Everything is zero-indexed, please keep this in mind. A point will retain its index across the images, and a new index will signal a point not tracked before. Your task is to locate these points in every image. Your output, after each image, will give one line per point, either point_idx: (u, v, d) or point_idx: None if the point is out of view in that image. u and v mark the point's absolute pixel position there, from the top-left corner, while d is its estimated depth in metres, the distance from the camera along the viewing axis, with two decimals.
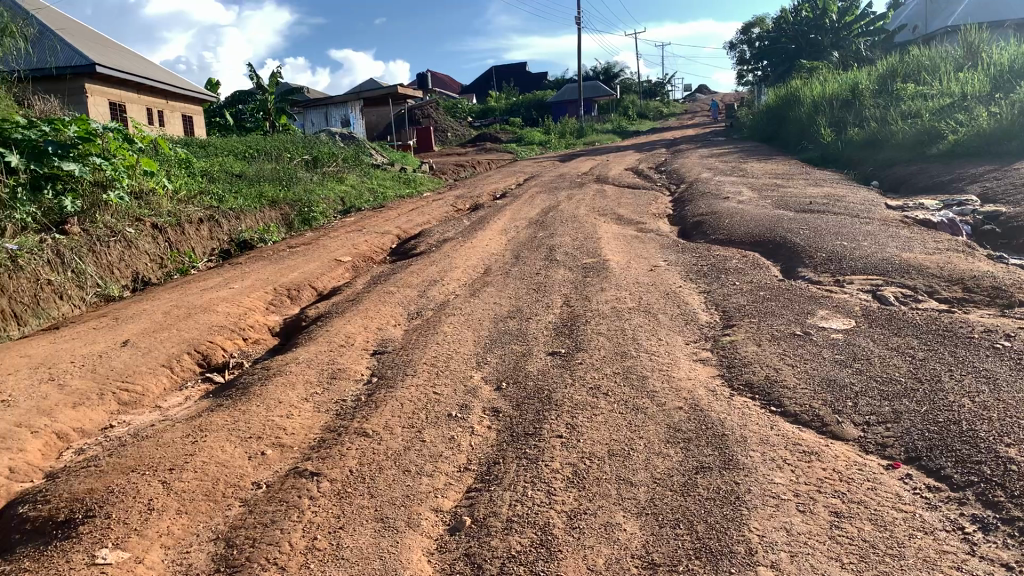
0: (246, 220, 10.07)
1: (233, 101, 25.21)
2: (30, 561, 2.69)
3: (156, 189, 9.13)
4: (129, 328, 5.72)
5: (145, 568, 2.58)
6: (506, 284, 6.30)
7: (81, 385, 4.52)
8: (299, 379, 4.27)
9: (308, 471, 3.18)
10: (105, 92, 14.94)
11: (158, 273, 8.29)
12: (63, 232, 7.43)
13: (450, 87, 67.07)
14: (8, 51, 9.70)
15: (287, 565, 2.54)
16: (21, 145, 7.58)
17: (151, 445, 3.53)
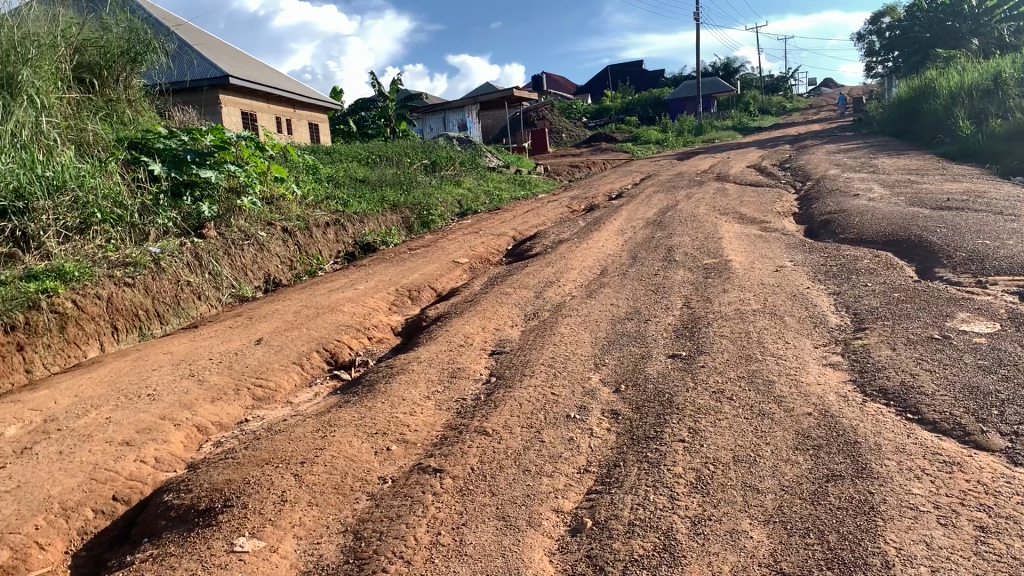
0: (369, 224, 10.36)
1: (356, 108, 26.00)
2: (175, 546, 2.86)
3: (285, 194, 9.55)
4: (263, 326, 5.99)
5: (280, 558, 2.69)
6: (624, 285, 6.25)
7: (219, 381, 4.78)
8: (421, 377, 4.37)
9: (432, 467, 3.25)
10: (237, 103, 15.69)
11: (288, 274, 8.55)
12: (201, 236, 7.89)
13: (566, 87, 67.22)
14: (152, 66, 10.36)
15: (413, 559, 2.61)
16: (163, 154, 8.22)
17: (284, 439, 3.69)
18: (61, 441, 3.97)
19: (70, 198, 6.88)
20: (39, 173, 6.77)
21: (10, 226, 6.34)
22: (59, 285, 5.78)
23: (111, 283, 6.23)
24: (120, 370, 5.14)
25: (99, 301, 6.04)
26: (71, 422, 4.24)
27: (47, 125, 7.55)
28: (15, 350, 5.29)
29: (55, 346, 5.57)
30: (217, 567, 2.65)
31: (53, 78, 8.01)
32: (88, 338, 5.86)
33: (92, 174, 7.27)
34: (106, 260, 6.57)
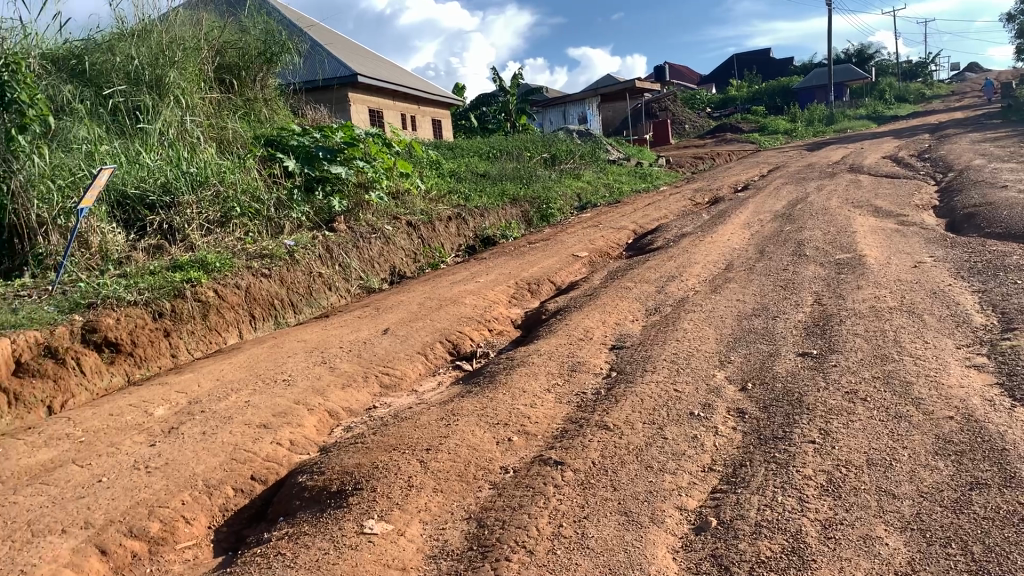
0: (490, 218, 10.48)
1: (477, 104, 26.27)
2: (310, 526, 2.99)
3: (410, 189, 9.79)
4: (389, 317, 6.17)
5: (407, 541, 2.78)
6: (750, 280, 6.10)
7: (349, 368, 4.96)
8: (541, 370, 4.40)
9: (553, 460, 3.27)
10: (364, 101, 16.17)
11: (412, 267, 8.73)
12: (332, 229, 8.17)
13: (689, 78, 65.97)
14: (286, 66, 10.81)
15: (535, 549, 2.64)
16: (297, 151, 8.68)
17: (410, 426, 3.80)
18: (204, 422, 4.22)
19: (211, 193, 7.35)
20: (184, 170, 7.33)
21: (157, 219, 6.89)
22: (202, 275, 6.15)
23: (248, 273, 6.55)
24: (257, 357, 5.40)
25: (238, 291, 6.37)
26: (214, 404, 4.50)
27: (192, 124, 8.09)
28: (163, 336, 5.66)
29: (198, 333, 5.91)
30: (348, 547, 2.75)
31: (197, 79, 8.52)
32: (228, 325, 6.18)
33: (232, 170, 7.72)
34: (244, 252, 6.94)
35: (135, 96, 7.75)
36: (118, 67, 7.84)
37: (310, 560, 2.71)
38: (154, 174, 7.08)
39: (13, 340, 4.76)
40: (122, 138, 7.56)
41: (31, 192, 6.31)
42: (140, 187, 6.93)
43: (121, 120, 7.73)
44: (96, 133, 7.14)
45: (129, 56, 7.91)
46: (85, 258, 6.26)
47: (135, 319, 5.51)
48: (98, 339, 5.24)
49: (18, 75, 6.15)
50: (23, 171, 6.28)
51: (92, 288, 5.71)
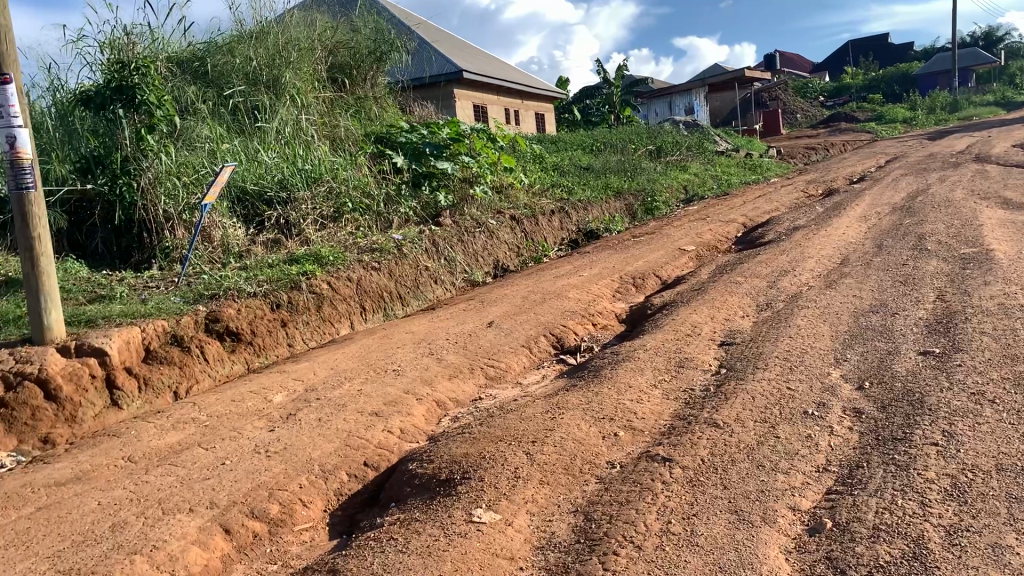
0: (594, 211, 10.43)
1: (581, 97, 26.12)
2: (420, 512, 3.07)
3: (514, 183, 9.86)
4: (494, 310, 6.24)
5: (514, 532, 2.83)
6: (867, 275, 5.87)
7: (456, 360, 5.05)
8: (648, 365, 4.37)
9: (661, 456, 3.24)
10: (469, 96, 16.35)
11: (516, 260, 8.76)
12: (438, 223, 8.30)
13: (801, 66, 63.93)
14: (395, 64, 11.05)
15: (642, 545, 2.63)
16: (405, 147, 8.91)
17: (516, 418, 3.84)
18: (320, 409, 4.38)
19: (325, 189, 7.61)
20: (299, 167, 7.63)
21: (275, 214, 7.19)
22: (316, 268, 6.39)
23: (359, 267, 6.75)
24: (368, 347, 5.55)
25: (350, 284, 6.57)
26: (328, 392, 4.66)
27: (306, 122, 8.38)
28: (280, 326, 5.89)
29: (312, 324, 6.12)
30: (458, 534, 2.81)
31: (311, 79, 8.84)
32: (340, 317, 6.37)
33: (344, 167, 7.98)
34: (355, 246, 7.15)
35: (253, 96, 8.12)
36: (237, 68, 8.26)
37: (421, 545, 2.78)
38: (272, 171, 7.44)
39: (143, 329, 5.10)
40: (242, 136, 7.88)
41: (159, 189, 6.67)
42: (258, 184, 7.30)
43: (241, 119, 8.09)
44: (217, 132, 7.48)
45: (248, 58, 8.35)
46: (208, 252, 6.58)
47: (254, 310, 5.76)
48: (220, 329, 5.50)
49: (147, 79, 6.66)
50: (152, 169, 6.68)
51: (215, 280, 6.01)
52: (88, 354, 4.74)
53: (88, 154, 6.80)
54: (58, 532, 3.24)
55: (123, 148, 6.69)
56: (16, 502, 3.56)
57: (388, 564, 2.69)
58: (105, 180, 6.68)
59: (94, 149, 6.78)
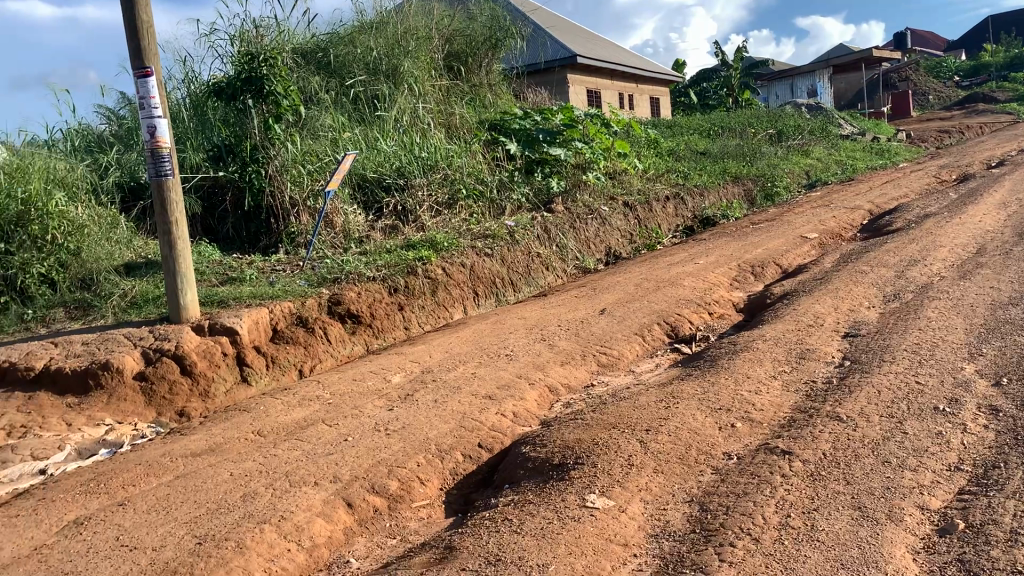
0: (710, 197, 10.21)
1: (698, 80, 25.64)
2: (534, 495, 3.12)
3: (628, 169, 9.77)
4: (607, 297, 6.22)
5: (628, 519, 2.83)
6: (1006, 266, 5.54)
7: (568, 346, 5.07)
8: (767, 356, 4.27)
9: (779, 449, 3.17)
10: (583, 81, 16.26)
11: (629, 247, 8.68)
12: (551, 209, 8.31)
13: (935, 44, 60.60)
14: (510, 50, 11.12)
15: (761, 537, 2.59)
16: (519, 134, 9.00)
17: (630, 406, 3.82)
18: (436, 390, 4.50)
19: (441, 176, 7.73)
20: (416, 154, 7.79)
21: (393, 201, 7.39)
22: (432, 254, 6.52)
23: (473, 253, 6.85)
24: (482, 332, 5.65)
25: (464, 269, 6.68)
26: (443, 374, 4.78)
27: (423, 110, 8.56)
28: (397, 310, 6.05)
29: (427, 308, 6.26)
30: (571, 518, 2.84)
31: (428, 68, 9.02)
32: (454, 302, 6.49)
33: (459, 155, 8.09)
34: (469, 233, 7.26)
35: (373, 85, 8.36)
36: (358, 58, 8.52)
37: (535, 527, 2.83)
38: (390, 159, 7.63)
39: (271, 310, 5.37)
40: (363, 125, 8.11)
41: (285, 176, 6.96)
42: (378, 171, 7.51)
43: (361, 108, 8.34)
44: (339, 121, 7.73)
45: (368, 48, 8.62)
46: (330, 237, 6.83)
47: (373, 293, 5.94)
48: (342, 311, 5.70)
49: (274, 69, 6.89)
50: (279, 157, 6.97)
51: (337, 264, 6.23)
52: (221, 333, 5.04)
53: (220, 143, 7.23)
54: (194, 499, 3.45)
55: (252, 137, 7.04)
56: (157, 470, 3.80)
57: (502, 544, 2.74)
58: (235, 168, 7.05)
59: (225, 139, 7.22)
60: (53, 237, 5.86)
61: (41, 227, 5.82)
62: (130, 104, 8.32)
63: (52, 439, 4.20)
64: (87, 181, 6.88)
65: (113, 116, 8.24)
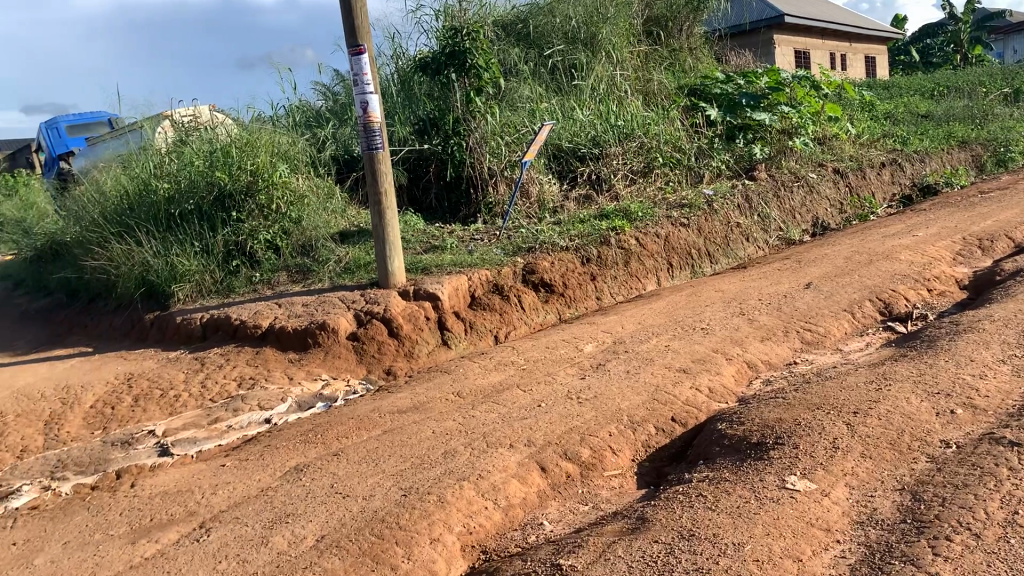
0: (932, 163, 9.41)
1: (921, 36, 23.61)
2: (730, 472, 3.05)
3: (839, 134, 9.21)
4: (813, 270, 5.92)
5: (831, 504, 2.71)
6: None
7: (769, 321, 4.89)
8: (995, 338, 3.90)
9: (1007, 440, 2.90)
10: (791, 42, 15.46)
11: (838, 217, 8.18)
12: (752, 177, 7.97)
13: None
14: (713, 13, 10.77)
15: (982, 534, 2.39)
16: (721, 100, 8.70)
17: (835, 386, 3.63)
18: (628, 361, 4.50)
19: (637, 144, 7.63)
20: (613, 122, 7.73)
21: (587, 170, 7.39)
22: (626, 224, 6.46)
23: (669, 223, 6.74)
24: (677, 304, 5.56)
25: (658, 240, 6.59)
26: (637, 345, 4.76)
27: (621, 78, 8.50)
28: (591, 280, 6.08)
29: (620, 279, 6.23)
30: (770, 499, 2.75)
31: (627, 35, 8.94)
32: (648, 273, 6.42)
33: (656, 122, 7.95)
34: (665, 202, 7.14)
35: (572, 54, 8.40)
36: (558, 27, 8.59)
37: (730, 506, 2.77)
38: (586, 128, 7.62)
39: (469, 277, 5.56)
40: (560, 95, 8.17)
41: (485, 147, 7.14)
42: (574, 141, 7.53)
43: (559, 78, 8.41)
44: (537, 92, 7.83)
45: (567, 17, 8.66)
46: (527, 207, 6.95)
47: (567, 263, 6.01)
48: (536, 280, 5.80)
49: (476, 43, 7.08)
50: (479, 129, 7.17)
51: (532, 234, 6.34)
52: (424, 299, 5.29)
53: (425, 117, 7.54)
54: (400, 454, 3.66)
55: (455, 110, 7.29)
56: (367, 425, 4.07)
57: (696, 520, 2.71)
58: (439, 140, 7.33)
59: (430, 112, 7.51)
60: (277, 207, 6.36)
61: (267, 197, 6.33)
62: (343, 81, 8.84)
63: (277, 391, 4.59)
64: (306, 153, 7.36)
65: (328, 92, 8.78)
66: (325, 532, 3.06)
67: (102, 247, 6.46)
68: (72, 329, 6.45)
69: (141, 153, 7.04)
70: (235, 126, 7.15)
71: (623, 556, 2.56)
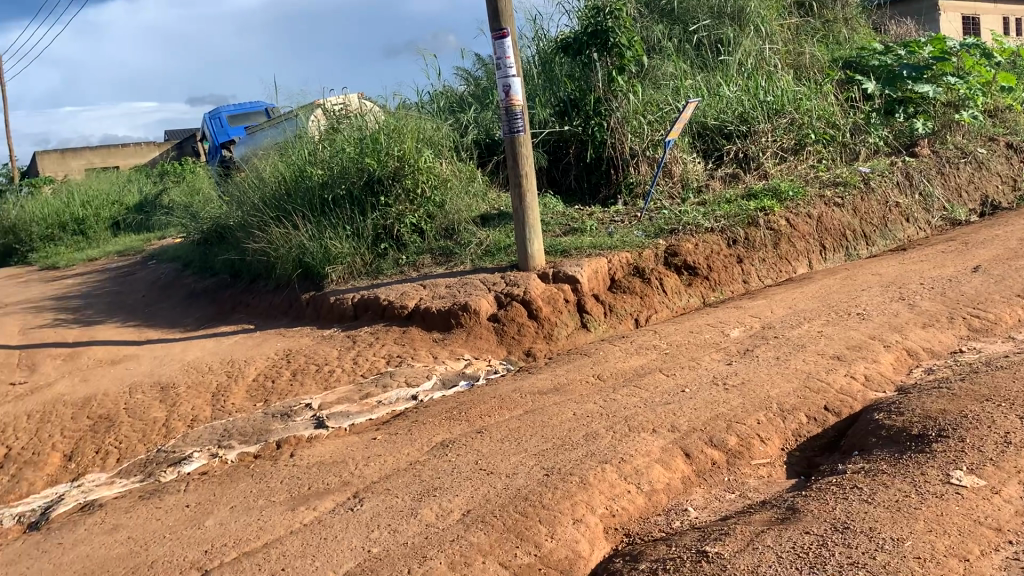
0: None
1: None
2: (888, 465, 2.90)
3: (1013, 105, 8.52)
4: (982, 253, 5.51)
5: (1002, 502, 2.53)
6: None
7: (932, 307, 4.60)
8: None
9: None
10: (959, 7, 14.39)
11: (1010, 195, 7.58)
12: (913, 154, 7.51)
13: None
14: None
15: None
16: (879, 72, 8.23)
17: (1008, 377, 3.38)
18: (778, 347, 4.35)
19: (787, 121, 7.33)
20: (761, 99, 7.44)
21: (734, 148, 7.18)
22: (775, 204, 6.23)
23: (821, 203, 6.45)
24: (830, 288, 5.32)
25: (810, 221, 6.32)
26: (787, 331, 4.59)
27: (770, 52, 8.20)
28: (736, 262, 5.90)
29: (769, 261, 6.01)
30: (933, 494, 2.60)
31: (775, 9, 8.70)
32: (798, 255, 6.17)
33: (808, 97, 7.60)
34: (818, 180, 6.84)
35: (717, 30, 8.26)
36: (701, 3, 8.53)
37: (887, 499, 2.63)
38: (733, 105, 7.39)
39: (610, 260, 5.53)
40: (705, 72, 7.97)
41: (627, 127, 7.05)
42: (720, 118, 7.31)
43: (704, 54, 8.24)
44: (682, 69, 7.70)
45: None
46: (669, 187, 6.83)
47: (712, 245, 5.86)
48: (679, 263, 5.69)
49: (619, 21, 7.00)
50: (621, 109, 7.08)
51: (675, 215, 6.23)
52: (564, 281, 5.30)
53: (565, 98, 7.52)
54: (542, 434, 3.69)
55: (597, 90, 7.23)
56: (509, 404, 4.12)
57: (851, 512, 2.59)
58: (580, 121, 7.29)
59: (571, 93, 7.46)
60: (422, 191, 6.52)
61: (413, 181, 6.50)
62: (485, 66, 8.96)
63: (423, 369, 4.73)
64: (450, 138, 7.51)
65: (470, 77, 8.92)
66: (471, 507, 3.13)
67: (262, 231, 6.83)
68: (235, 307, 6.86)
69: (297, 141, 7.38)
70: (383, 113, 7.37)
71: (773, 546, 2.48)
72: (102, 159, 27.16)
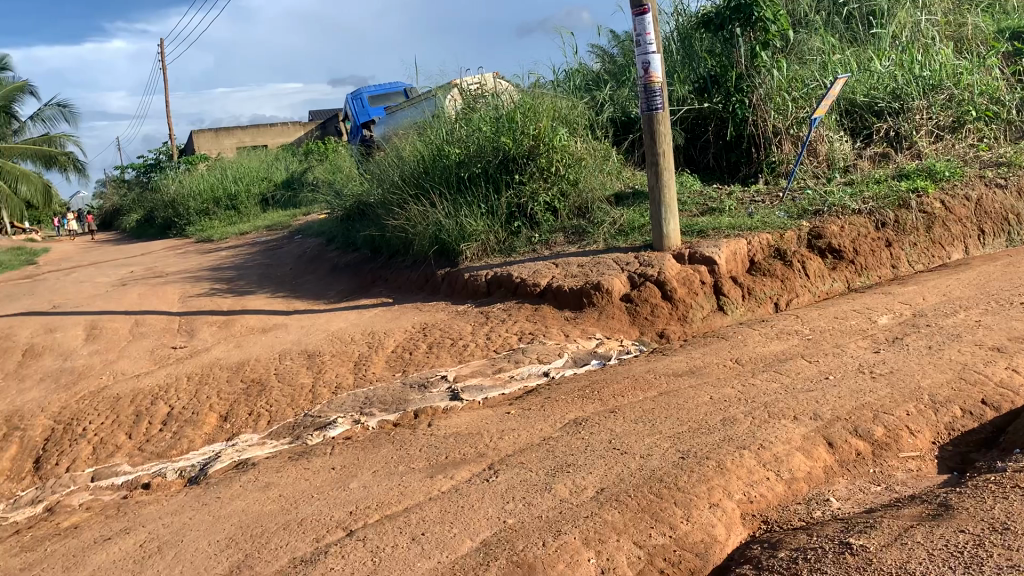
0: None
1: None
2: None
3: None
4: None
5: None
6: None
7: None
8: None
9: None
10: None
11: None
12: None
13: None
14: None
15: None
16: None
17: None
18: (930, 336, 4.13)
19: (945, 96, 6.90)
20: (917, 73, 7.03)
21: (885, 126, 6.84)
22: (929, 185, 5.90)
23: (981, 184, 6.06)
24: (988, 275, 5.00)
25: (968, 204, 5.94)
26: (941, 319, 4.35)
27: (927, 23, 7.74)
28: (885, 246, 5.62)
29: (921, 245, 5.70)
30: None
31: None
32: (954, 240, 5.82)
33: (969, 71, 7.12)
34: (977, 160, 6.44)
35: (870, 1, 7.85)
36: None
37: None
38: (886, 81, 7.02)
39: (749, 241, 5.37)
40: (856, 46, 7.66)
41: (770, 105, 6.84)
42: (871, 95, 6.97)
43: (856, 27, 7.90)
44: (830, 43, 7.37)
45: None
46: (814, 167, 6.60)
47: (859, 228, 5.60)
48: (823, 245, 5.48)
49: None
50: (764, 85, 6.86)
51: (820, 195, 6.00)
52: (700, 262, 5.20)
53: (705, 75, 7.34)
54: (677, 416, 3.66)
55: (738, 67, 7.03)
56: (643, 385, 4.10)
57: (1012, 512, 2.45)
58: (720, 99, 7.12)
59: (711, 70, 7.28)
60: (557, 169, 6.54)
61: (548, 160, 6.52)
62: (622, 43, 8.86)
63: (555, 346, 4.76)
64: (587, 116, 7.47)
65: (606, 55, 8.85)
66: (606, 485, 3.14)
67: (402, 208, 7.04)
68: (375, 281, 7.11)
69: (436, 120, 7.54)
70: (518, 91, 7.41)
71: (924, 542, 2.38)
72: (252, 139, 28.56)
